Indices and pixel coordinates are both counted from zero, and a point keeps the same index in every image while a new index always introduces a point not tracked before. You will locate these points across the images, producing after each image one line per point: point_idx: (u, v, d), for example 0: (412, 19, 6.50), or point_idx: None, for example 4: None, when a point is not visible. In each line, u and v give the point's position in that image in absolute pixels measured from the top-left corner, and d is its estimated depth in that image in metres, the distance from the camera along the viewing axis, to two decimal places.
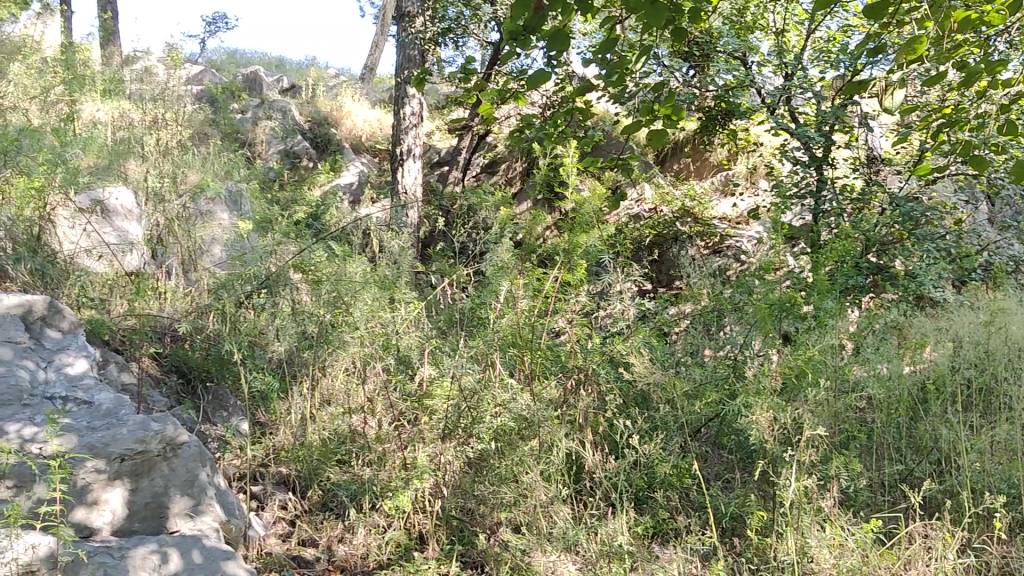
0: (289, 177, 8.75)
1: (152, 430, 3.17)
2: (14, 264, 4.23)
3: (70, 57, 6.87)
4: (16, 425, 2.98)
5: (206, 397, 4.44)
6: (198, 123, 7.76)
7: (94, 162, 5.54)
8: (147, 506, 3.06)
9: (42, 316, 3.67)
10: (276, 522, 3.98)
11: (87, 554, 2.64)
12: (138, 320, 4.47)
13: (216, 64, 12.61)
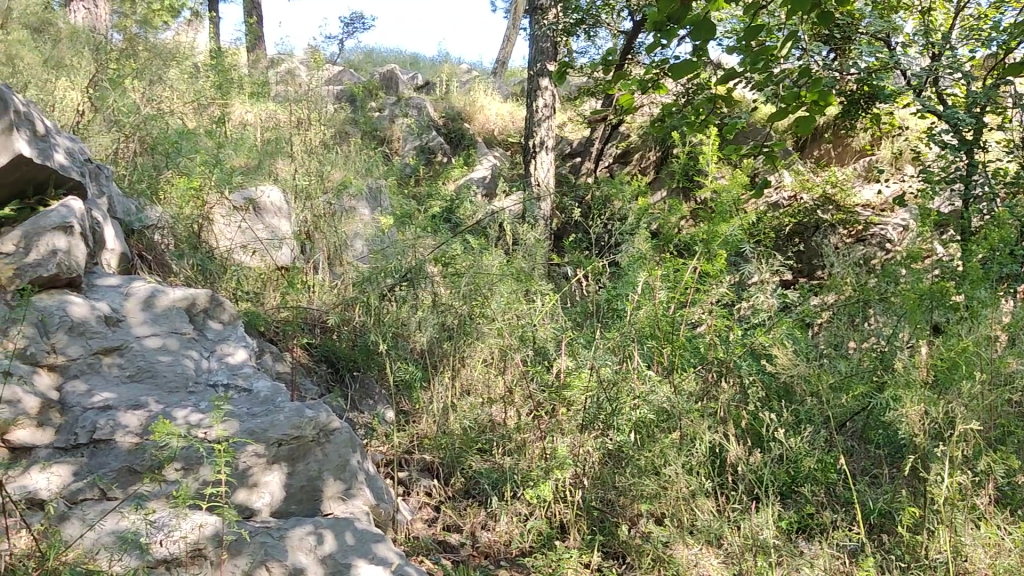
0: (425, 173, 8.91)
1: (307, 416, 3.26)
2: (176, 260, 4.46)
3: (221, 62, 7.17)
4: (182, 411, 3.07)
5: (354, 386, 4.54)
6: (339, 121, 7.99)
7: (245, 162, 5.79)
8: (303, 489, 3.18)
9: (204, 309, 3.84)
10: (421, 507, 4.00)
11: (250, 533, 2.78)
12: (291, 312, 4.60)
13: (352, 64, 12.96)
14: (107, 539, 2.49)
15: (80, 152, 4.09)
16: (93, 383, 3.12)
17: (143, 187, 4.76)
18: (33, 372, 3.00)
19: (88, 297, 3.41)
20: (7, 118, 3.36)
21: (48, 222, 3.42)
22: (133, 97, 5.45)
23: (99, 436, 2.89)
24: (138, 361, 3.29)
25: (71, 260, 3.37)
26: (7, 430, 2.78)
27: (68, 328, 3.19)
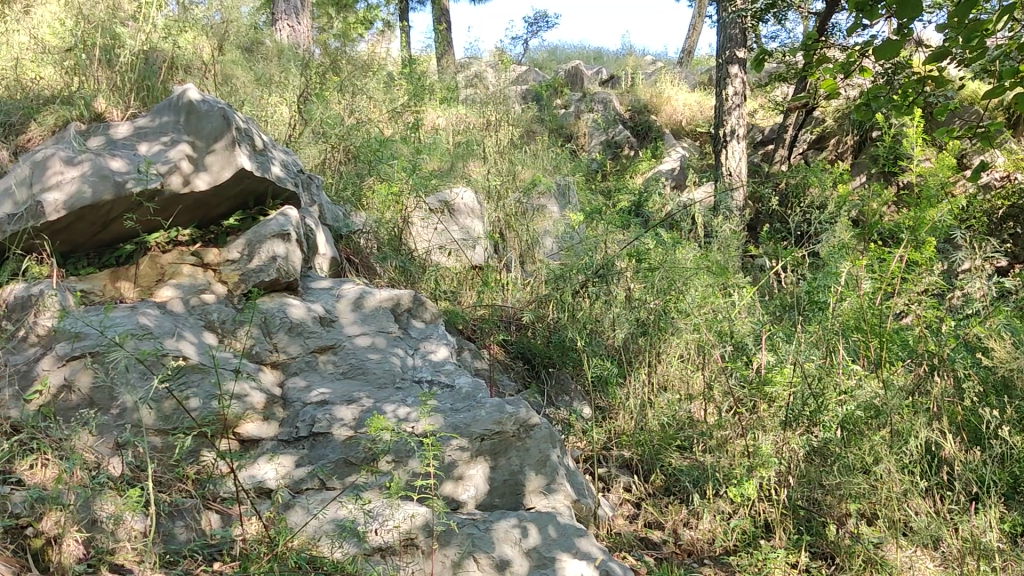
0: (612, 167, 8.89)
1: (507, 412, 3.21)
2: (380, 263, 4.65)
3: (415, 70, 7.39)
4: (392, 405, 3.17)
5: (550, 381, 4.51)
6: (526, 120, 8.08)
7: (439, 165, 5.96)
8: (506, 483, 3.12)
9: (408, 309, 3.89)
10: (622, 504, 3.94)
11: (458, 523, 2.80)
12: (488, 311, 4.71)
13: (537, 63, 13.07)
14: (328, 527, 2.64)
15: (294, 164, 4.32)
16: (312, 379, 3.28)
17: (349, 195, 5.02)
18: (258, 369, 3.19)
19: (305, 300, 3.61)
20: (229, 135, 3.59)
21: (268, 230, 3.64)
22: (334, 108, 5.71)
23: (318, 429, 3.05)
24: (350, 358, 3.40)
25: (290, 266, 3.58)
26: (238, 424, 2.97)
27: (287, 328, 3.40)
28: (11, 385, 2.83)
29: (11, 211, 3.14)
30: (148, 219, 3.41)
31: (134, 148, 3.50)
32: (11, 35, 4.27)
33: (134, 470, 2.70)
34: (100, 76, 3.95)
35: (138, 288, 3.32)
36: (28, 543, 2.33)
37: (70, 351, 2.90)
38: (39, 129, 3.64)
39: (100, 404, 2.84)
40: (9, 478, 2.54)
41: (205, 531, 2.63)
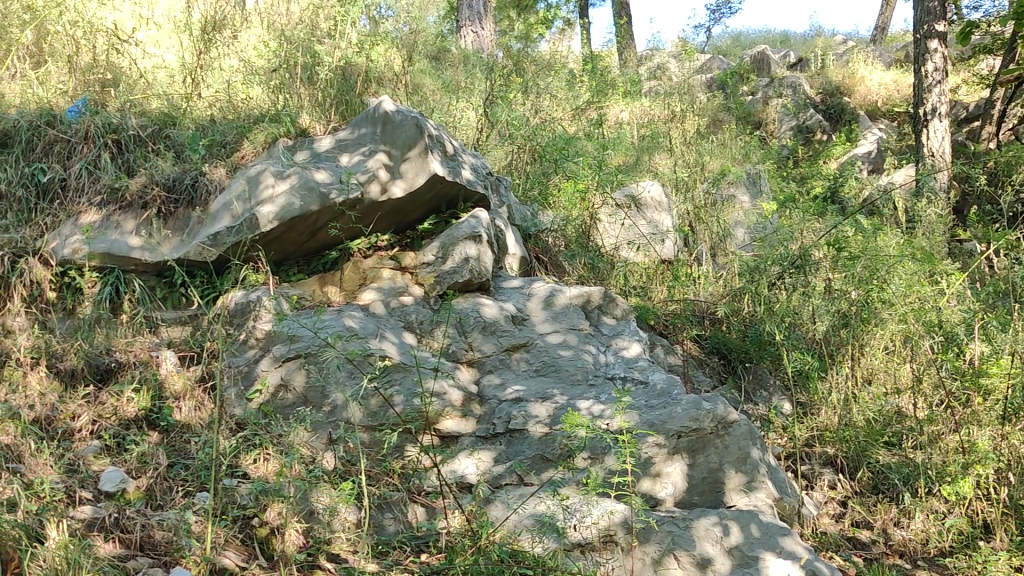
0: (804, 153, 8.57)
1: (704, 408, 3.12)
2: (570, 261, 4.66)
3: (597, 65, 7.35)
4: (586, 402, 3.16)
5: (747, 376, 4.38)
6: (712, 110, 7.91)
7: (625, 159, 5.95)
8: (704, 480, 3.05)
9: (599, 305, 3.81)
10: (827, 502, 3.75)
11: (657, 520, 2.78)
12: (680, 305, 4.63)
13: (721, 51, 12.75)
14: (528, 521, 2.69)
15: (483, 167, 4.38)
16: (506, 377, 3.31)
17: (536, 194, 5.08)
18: (455, 368, 3.26)
19: (497, 299, 3.61)
20: (421, 142, 3.65)
21: (460, 233, 3.68)
22: (520, 109, 5.79)
23: (514, 425, 3.09)
24: (544, 356, 3.40)
25: (483, 267, 3.60)
26: (439, 420, 3.07)
27: (481, 328, 3.42)
28: (236, 385, 3.06)
29: (230, 223, 3.40)
30: (350, 227, 3.58)
31: (335, 160, 3.69)
32: (222, 58, 4.48)
33: (345, 465, 2.84)
34: (301, 93, 4.21)
35: (343, 291, 3.53)
36: (255, 532, 2.50)
37: (286, 353, 3.10)
38: (251, 147, 3.82)
39: (313, 402, 3.01)
40: (236, 471, 2.74)
41: (412, 524, 2.73)
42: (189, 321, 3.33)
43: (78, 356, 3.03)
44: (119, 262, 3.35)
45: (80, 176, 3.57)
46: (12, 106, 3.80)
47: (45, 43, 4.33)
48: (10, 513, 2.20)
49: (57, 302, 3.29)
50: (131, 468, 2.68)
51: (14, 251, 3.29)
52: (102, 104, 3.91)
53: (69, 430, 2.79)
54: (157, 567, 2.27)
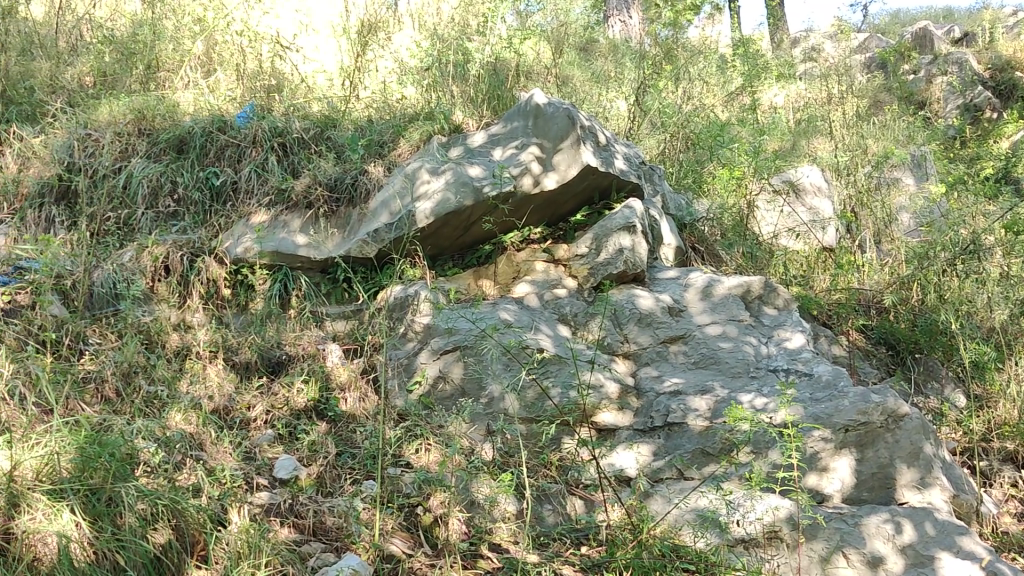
0: (973, 132, 8.10)
1: (873, 402, 2.99)
2: (727, 250, 4.54)
3: (749, 48, 7.15)
4: (748, 395, 3.06)
5: (917, 368, 4.10)
6: (872, 90, 7.57)
7: (781, 145, 5.77)
8: (874, 476, 2.92)
9: (759, 296, 3.63)
10: (1007, 501, 3.51)
11: (825, 517, 2.69)
12: (844, 294, 4.39)
13: (880, 30, 12.18)
14: (690, 516, 2.66)
15: (636, 157, 4.32)
16: (663, 369, 3.23)
17: (690, 183, 4.99)
18: (611, 360, 3.22)
19: (653, 291, 3.51)
20: (574, 133, 3.62)
21: (614, 224, 3.59)
22: (671, 97, 5.69)
23: (673, 419, 3.01)
24: (702, 348, 3.29)
25: (637, 258, 3.50)
26: (595, 413, 3.04)
27: (636, 320, 3.34)
28: (398, 377, 3.14)
29: (388, 220, 3.50)
30: (505, 220, 3.60)
31: (488, 155, 3.71)
32: (376, 59, 4.60)
33: (504, 456, 2.85)
34: (453, 90, 4.28)
35: (497, 285, 3.55)
36: (419, 520, 2.56)
37: (443, 345, 3.13)
38: (406, 145, 3.91)
39: (472, 394, 3.04)
40: (400, 461, 2.80)
41: (571, 516, 2.73)
42: (352, 315, 3.44)
43: (251, 350, 3.18)
44: (287, 260, 3.50)
45: (249, 179, 3.75)
46: (186, 113, 4.01)
47: (214, 53, 4.53)
48: (195, 497, 2.32)
49: (231, 299, 3.46)
50: (303, 456, 2.79)
51: (192, 250, 3.49)
52: (268, 109, 4.08)
53: (245, 419, 2.92)
54: (329, 551, 2.36)
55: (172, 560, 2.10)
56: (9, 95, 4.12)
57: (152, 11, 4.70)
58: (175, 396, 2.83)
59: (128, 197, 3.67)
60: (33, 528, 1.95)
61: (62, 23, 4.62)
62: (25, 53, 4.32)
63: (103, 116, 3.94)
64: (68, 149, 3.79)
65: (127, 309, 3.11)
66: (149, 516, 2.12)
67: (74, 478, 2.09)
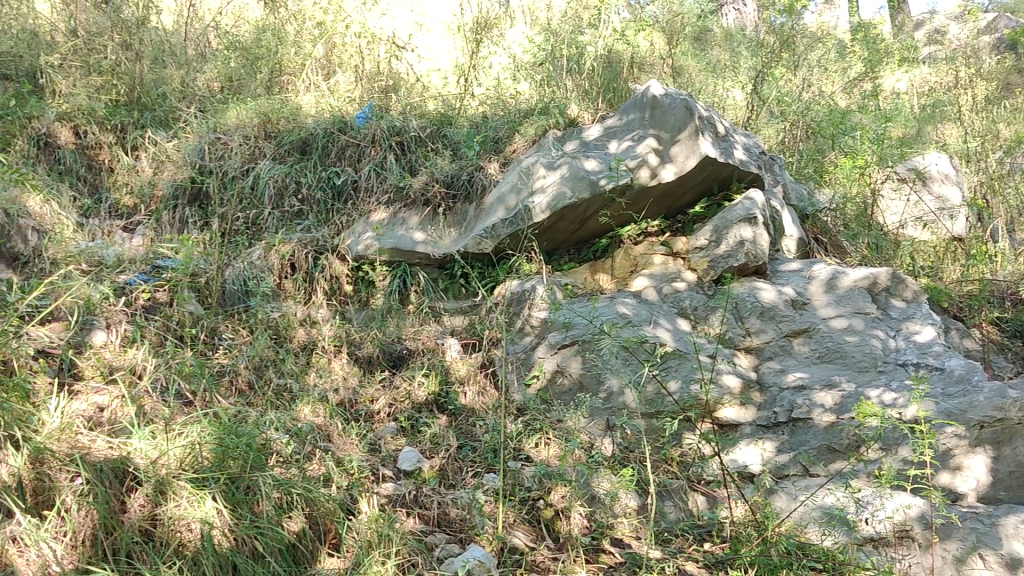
0: None
1: (1011, 398, 2.83)
2: (852, 241, 4.43)
3: (871, 31, 6.91)
4: (876, 390, 2.97)
5: None
6: (1003, 72, 7.23)
7: (905, 132, 5.57)
8: (1014, 475, 2.76)
9: (887, 288, 3.47)
10: None
11: (960, 517, 2.59)
12: (977, 286, 4.21)
13: (1010, 8, 11.64)
14: (816, 514, 2.60)
15: (755, 146, 4.22)
16: (787, 363, 3.15)
17: (811, 172, 4.87)
18: (733, 355, 3.17)
19: (775, 284, 3.43)
20: (693, 124, 3.55)
21: (735, 215, 3.50)
22: (790, 86, 5.55)
23: (797, 414, 2.95)
24: (828, 342, 3.18)
25: (758, 249, 3.41)
26: (716, 408, 3.01)
27: (759, 314, 3.26)
28: (517, 371, 3.17)
29: (504, 216, 3.52)
30: (622, 213, 3.57)
31: (604, 148, 3.69)
32: (490, 56, 4.64)
33: (625, 451, 2.83)
34: (568, 84, 4.28)
35: (614, 278, 3.54)
36: (541, 513, 2.57)
37: (562, 340, 3.14)
38: (522, 140, 3.92)
39: (590, 388, 3.03)
40: (520, 454, 2.82)
41: (693, 512, 2.70)
42: (469, 311, 3.48)
43: (373, 344, 3.25)
44: (406, 257, 3.56)
45: (369, 177, 3.83)
46: (309, 115, 4.12)
47: (334, 56, 4.65)
48: (325, 487, 2.39)
49: (352, 295, 3.54)
50: (425, 448, 2.84)
51: (316, 248, 3.58)
52: (387, 109, 4.16)
53: (370, 412, 2.99)
54: (453, 542, 2.40)
55: (307, 547, 2.18)
56: (143, 101, 4.29)
57: (275, 16, 4.80)
58: (304, 389, 2.92)
59: (256, 197, 3.80)
60: (179, 514, 2.02)
61: (190, 31, 4.78)
62: (157, 61, 4.45)
63: (231, 120, 4.10)
64: (200, 152, 3.95)
65: (257, 306, 3.22)
66: (284, 504, 2.20)
67: (215, 467, 2.17)
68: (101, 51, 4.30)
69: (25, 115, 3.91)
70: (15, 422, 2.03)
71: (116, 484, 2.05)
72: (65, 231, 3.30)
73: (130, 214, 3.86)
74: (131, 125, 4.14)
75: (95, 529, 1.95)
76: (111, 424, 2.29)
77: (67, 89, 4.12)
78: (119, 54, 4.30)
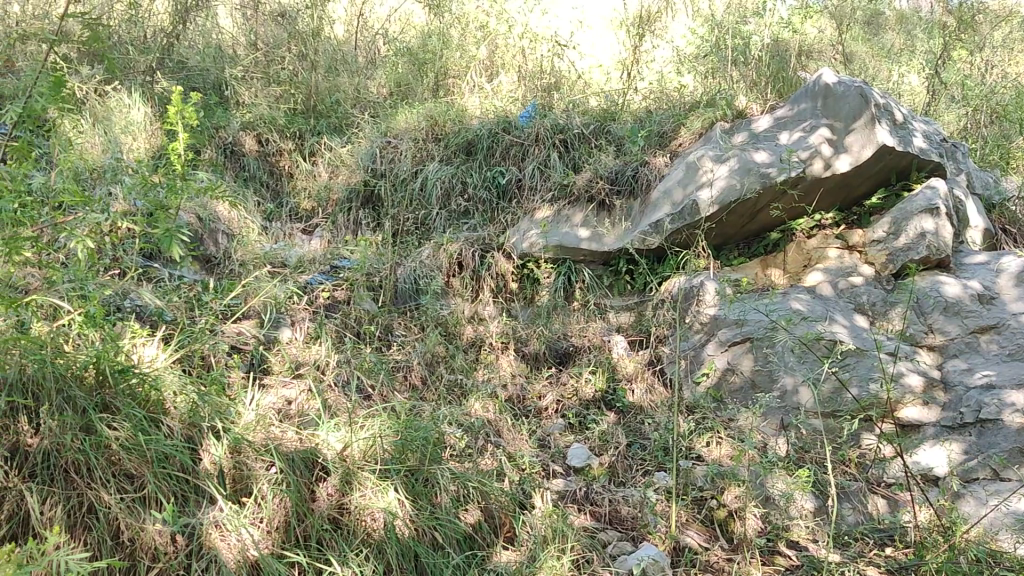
0: None
1: None
2: None
3: None
4: None
5: None
6: None
7: None
8: None
9: None
10: None
11: None
12: None
13: None
14: (1008, 520, 2.45)
15: (936, 133, 4.01)
16: (974, 361, 2.98)
17: (996, 159, 4.60)
18: (914, 351, 3.03)
19: (960, 277, 3.23)
20: (869, 112, 3.40)
21: (916, 206, 3.31)
22: (971, 68, 5.27)
23: (986, 415, 2.78)
24: (1019, 338, 2.97)
25: (942, 241, 3.21)
26: (897, 407, 2.89)
27: (943, 309, 3.10)
28: (687, 368, 3.14)
29: (671, 210, 3.48)
30: (794, 206, 3.47)
31: (775, 139, 3.59)
32: (653, 50, 4.62)
33: (800, 451, 2.76)
34: (734, 75, 4.20)
35: (787, 274, 3.46)
36: (713, 513, 2.53)
37: (733, 337, 3.08)
38: (688, 134, 3.86)
39: (762, 387, 2.95)
40: (690, 454, 2.79)
41: (873, 515, 2.59)
42: (635, 307, 3.46)
43: (540, 341, 3.28)
44: (570, 254, 3.57)
45: (533, 175, 3.87)
46: (474, 117, 4.20)
47: (497, 57, 4.72)
48: (498, 482, 2.44)
49: (518, 292, 3.59)
50: (594, 445, 2.84)
51: (482, 246, 3.65)
52: (550, 107, 4.20)
53: (538, 408, 3.02)
54: (626, 541, 2.39)
55: (483, 540, 2.24)
56: (319, 109, 4.50)
57: (440, 22, 4.93)
58: (474, 385, 2.99)
59: (425, 199, 3.91)
60: (364, 504, 2.10)
61: (360, 39, 4.96)
62: (331, 70, 4.66)
63: (401, 124, 4.23)
64: (371, 156, 4.10)
65: (428, 303, 3.31)
66: (461, 497, 2.27)
67: (395, 459, 2.26)
68: (280, 62, 4.55)
69: (213, 126, 4.14)
70: (216, 414, 2.16)
71: (306, 474, 2.15)
72: (251, 234, 3.49)
73: (308, 217, 4.04)
74: (308, 132, 4.34)
75: (288, 517, 2.05)
76: (299, 417, 2.40)
77: (249, 99, 4.37)
78: (296, 65, 4.52)
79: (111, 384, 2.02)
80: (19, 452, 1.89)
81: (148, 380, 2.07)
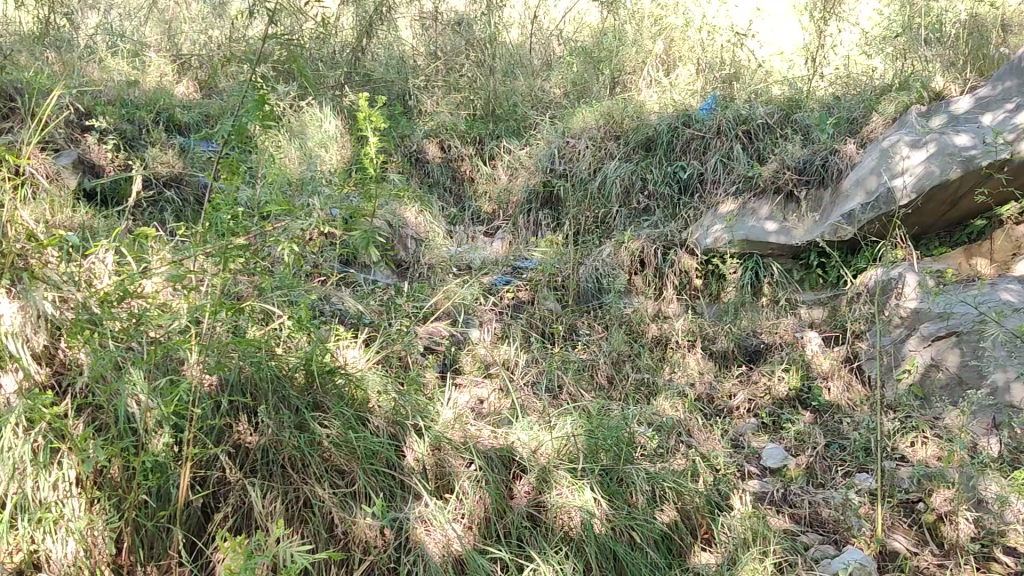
0: None
1: None
2: None
3: None
4: None
5: None
6: None
7: None
8: None
9: None
10: None
11: None
12: None
13: None
14: None
15: None
16: None
17: None
18: None
19: None
20: None
21: None
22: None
23: None
24: None
25: None
26: None
27: None
28: (886, 365, 3.00)
29: (864, 200, 3.33)
30: (1001, 191, 3.25)
31: (978, 121, 3.38)
32: (838, 33, 4.46)
33: (1014, 452, 2.54)
34: (929, 54, 3.98)
35: (993, 262, 3.25)
36: (923, 517, 2.40)
37: (937, 331, 2.94)
38: (880, 118, 3.69)
39: (970, 383, 2.79)
40: (893, 454, 2.67)
41: None
42: (828, 301, 3.34)
43: (729, 338, 3.21)
44: (758, 249, 3.49)
45: (716, 169, 3.81)
46: (652, 112, 4.17)
47: (673, 51, 4.67)
48: (692, 482, 2.41)
49: (703, 288, 3.56)
50: (790, 445, 2.76)
51: (665, 243, 3.61)
52: (731, 98, 4.12)
53: (729, 407, 2.96)
54: (828, 543, 2.31)
55: (681, 540, 2.21)
56: (498, 113, 4.57)
57: (615, 18, 4.93)
58: (662, 384, 2.96)
59: (605, 196, 3.91)
60: (562, 502, 2.13)
61: (536, 41, 5.02)
62: (509, 73, 4.74)
63: (579, 123, 4.25)
64: (551, 157, 4.13)
65: (611, 302, 3.31)
66: (657, 497, 2.26)
67: (590, 458, 2.30)
68: (460, 70, 4.68)
69: (399, 134, 4.28)
70: (418, 413, 2.27)
71: (504, 471, 2.22)
72: (438, 238, 3.58)
73: (490, 220, 4.12)
74: (489, 136, 4.43)
75: (488, 512, 2.10)
76: (493, 415, 2.46)
77: (432, 108, 4.50)
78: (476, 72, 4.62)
79: (320, 384, 2.16)
80: (240, 449, 2.00)
81: (353, 380, 2.20)
